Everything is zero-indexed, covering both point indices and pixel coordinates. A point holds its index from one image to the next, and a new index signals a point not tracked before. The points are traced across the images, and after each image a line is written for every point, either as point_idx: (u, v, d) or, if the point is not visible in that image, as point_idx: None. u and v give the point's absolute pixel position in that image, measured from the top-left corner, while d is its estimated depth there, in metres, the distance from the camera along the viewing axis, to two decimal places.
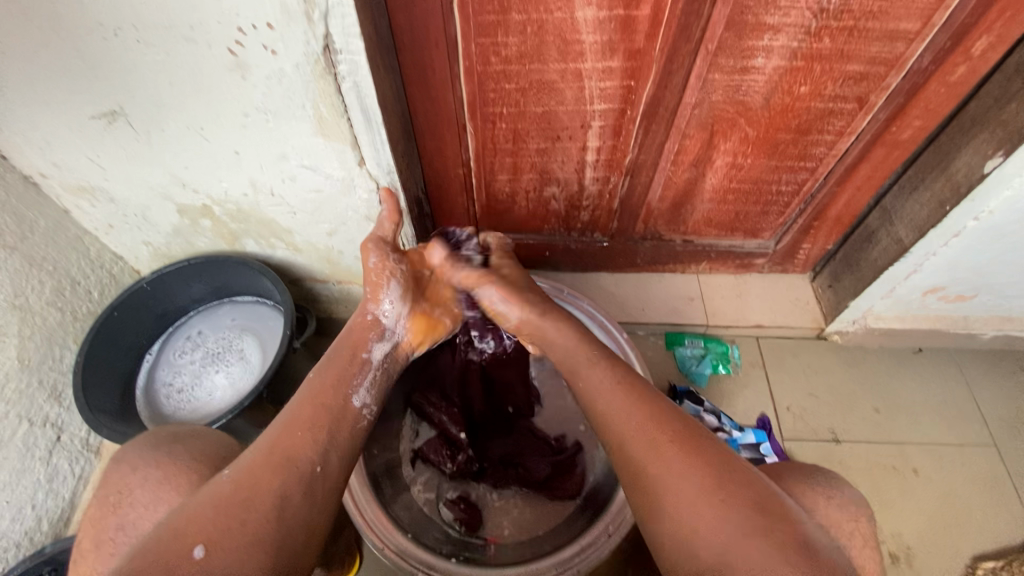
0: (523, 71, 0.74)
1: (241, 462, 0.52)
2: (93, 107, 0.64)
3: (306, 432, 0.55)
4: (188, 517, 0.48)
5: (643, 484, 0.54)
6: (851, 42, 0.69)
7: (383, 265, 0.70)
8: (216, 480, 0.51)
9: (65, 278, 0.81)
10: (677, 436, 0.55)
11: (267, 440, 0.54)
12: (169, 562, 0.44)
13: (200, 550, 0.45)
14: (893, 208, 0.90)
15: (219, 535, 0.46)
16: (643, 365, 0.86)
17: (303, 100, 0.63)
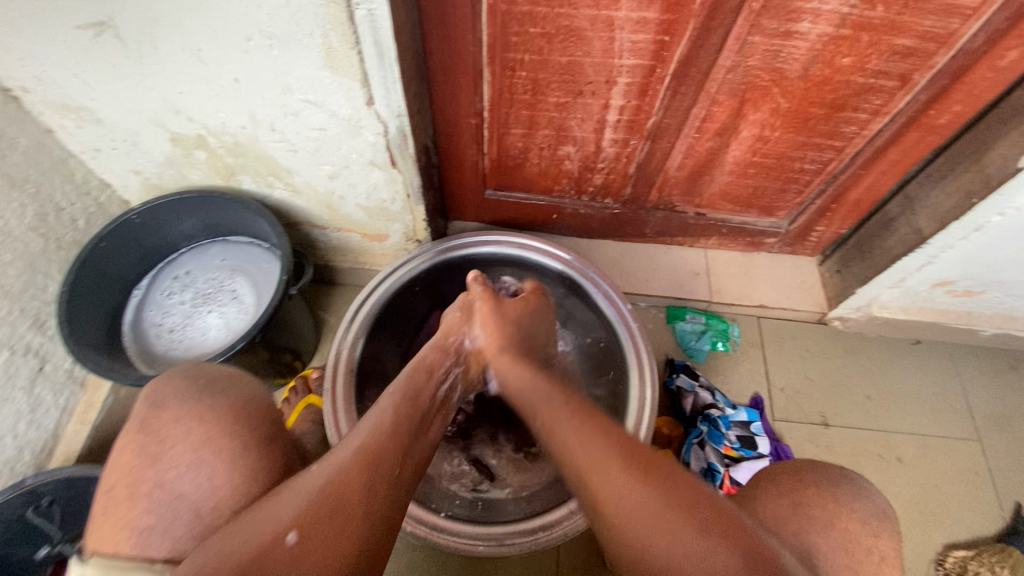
0: (551, 15, 0.68)
1: (328, 461, 0.50)
2: (79, 16, 0.58)
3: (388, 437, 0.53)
4: (281, 506, 0.47)
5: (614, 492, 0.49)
6: (904, 13, 0.64)
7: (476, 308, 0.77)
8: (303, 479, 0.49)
9: (48, 203, 0.77)
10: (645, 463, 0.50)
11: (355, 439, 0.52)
12: (264, 549, 0.44)
13: (291, 537, 0.44)
14: (916, 197, 0.87)
15: (311, 526, 0.45)
16: (646, 339, 0.85)
17: (312, 27, 0.58)
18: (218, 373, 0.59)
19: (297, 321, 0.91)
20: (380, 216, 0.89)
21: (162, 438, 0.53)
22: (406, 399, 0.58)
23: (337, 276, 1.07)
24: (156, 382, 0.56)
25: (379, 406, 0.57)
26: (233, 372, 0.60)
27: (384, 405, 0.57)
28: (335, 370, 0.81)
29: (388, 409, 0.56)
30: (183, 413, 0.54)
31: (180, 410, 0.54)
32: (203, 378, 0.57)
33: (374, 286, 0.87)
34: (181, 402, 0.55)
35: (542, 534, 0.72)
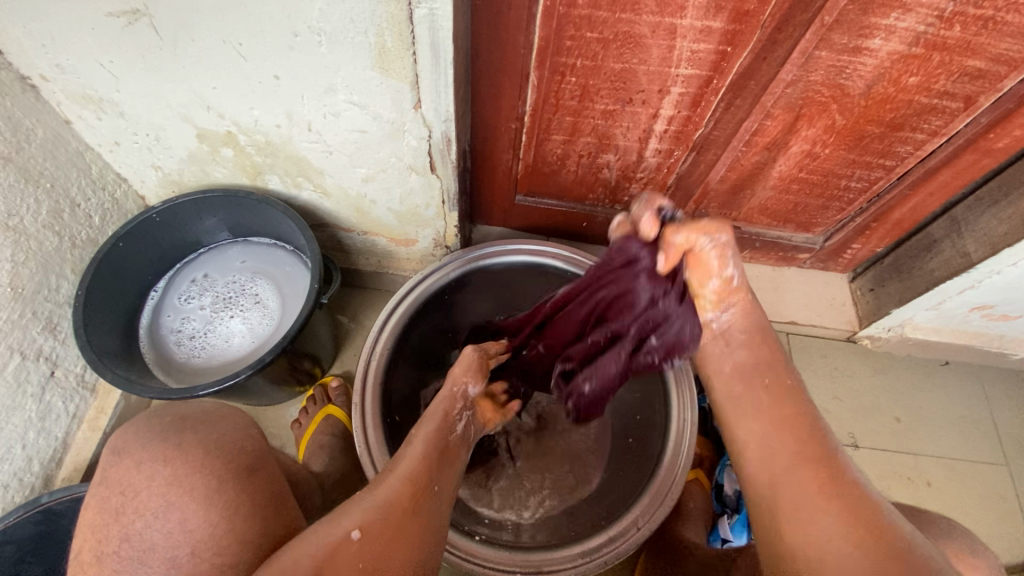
0: (611, 20, 0.65)
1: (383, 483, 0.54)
2: (112, 3, 0.53)
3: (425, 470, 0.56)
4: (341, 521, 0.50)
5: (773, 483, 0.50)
6: (982, 34, 0.61)
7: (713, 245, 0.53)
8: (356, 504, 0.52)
9: (63, 199, 0.72)
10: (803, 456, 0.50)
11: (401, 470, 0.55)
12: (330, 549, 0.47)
13: (355, 533, 0.48)
14: (963, 220, 0.85)
15: (374, 533, 0.49)
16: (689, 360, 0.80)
17: (366, 25, 0.54)
18: (186, 410, 0.57)
19: (320, 329, 0.87)
20: (411, 221, 0.85)
21: (128, 487, 0.50)
22: (439, 433, 0.61)
23: (358, 279, 1.04)
24: (120, 429, 0.55)
25: (412, 441, 0.60)
26: (204, 406, 0.58)
27: (418, 440, 0.60)
28: (365, 384, 0.77)
29: (426, 445, 0.59)
30: (148, 457, 0.51)
31: (143, 454, 0.52)
32: (172, 417, 0.55)
33: (405, 294, 0.84)
34: (143, 445, 0.52)
35: (582, 562, 0.70)
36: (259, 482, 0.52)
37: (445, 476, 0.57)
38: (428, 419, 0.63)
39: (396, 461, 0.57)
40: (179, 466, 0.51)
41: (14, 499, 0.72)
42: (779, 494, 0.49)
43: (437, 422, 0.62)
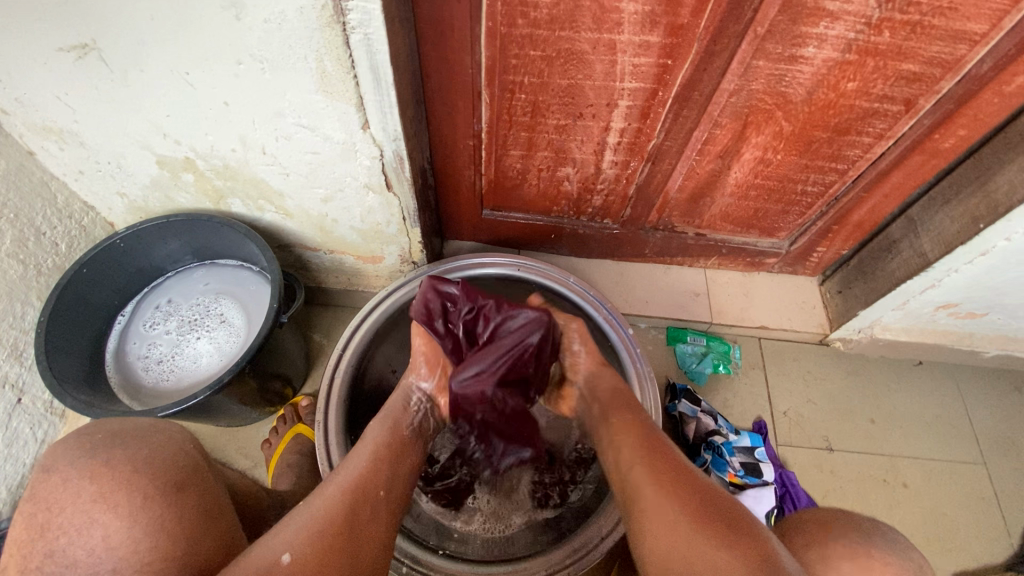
0: (552, 39, 0.67)
1: (326, 497, 0.55)
2: (62, 37, 0.55)
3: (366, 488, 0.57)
4: (283, 541, 0.49)
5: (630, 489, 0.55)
6: (912, 39, 0.63)
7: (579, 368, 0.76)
8: (293, 520, 0.52)
9: (27, 228, 0.74)
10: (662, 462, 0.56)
11: (339, 485, 0.56)
12: (262, 568, 0.46)
13: (287, 556, 0.47)
14: (919, 220, 0.86)
15: (306, 553, 0.48)
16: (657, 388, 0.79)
17: (305, 51, 0.56)
18: (120, 427, 0.55)
19: (288, 347, 0.88)
20: (375, 238, 0.87)
21: (54, 504, 0.49)
22: (387, 452, 0.63)
23: (329, 297, 1.05)
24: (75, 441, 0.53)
25: (357, 456, 0.61)
26: (141, 423, 0.56)
27: (362, 456, 0.61)
28: (330, 392, 0.79)
29: (367, 460, 0.60)
30: (75, 475, 0.50)
31: (72, 471, 0.50)
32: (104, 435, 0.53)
33: (369, 311, 0.84)
34: (71, 461, 0.51)
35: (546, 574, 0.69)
36: (189, 500, 0.51)
37: (389, 481, 0.60)
38: (379, 426, 0.67)
39: (336, 478, 0.58)
40: (107, 482, 0.49)
41: None
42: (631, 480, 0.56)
43: (387, 434, 0.65)
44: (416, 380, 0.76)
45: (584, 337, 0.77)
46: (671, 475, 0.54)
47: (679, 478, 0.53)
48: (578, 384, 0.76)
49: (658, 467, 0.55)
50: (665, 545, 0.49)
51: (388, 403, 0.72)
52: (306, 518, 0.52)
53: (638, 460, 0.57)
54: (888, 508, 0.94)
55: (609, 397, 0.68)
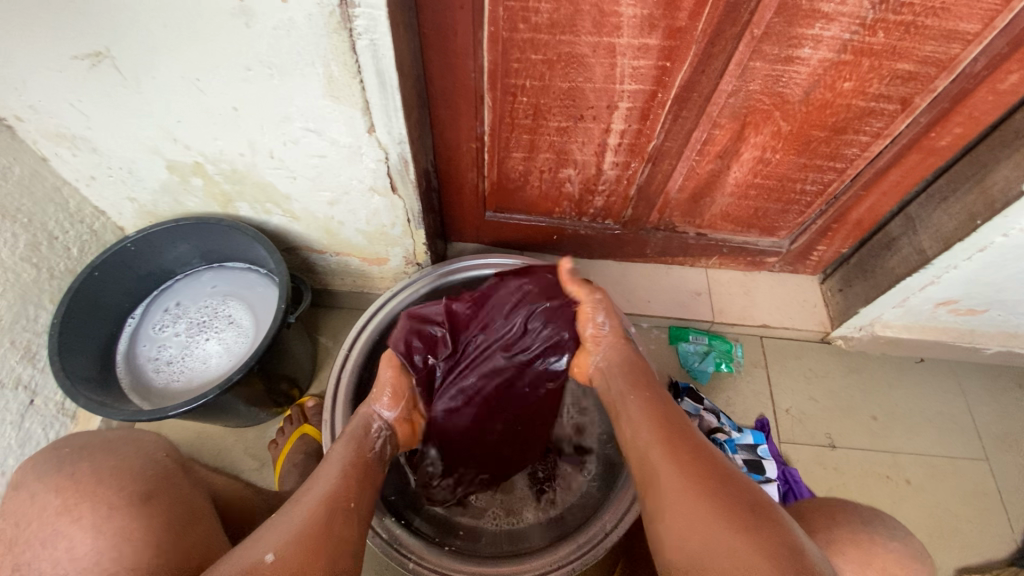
0: (553, 42, 0.68)
1: (305, 502, 0.55)
2: (78, 46, 0.57)
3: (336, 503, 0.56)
4: (264, 545, 0.49)
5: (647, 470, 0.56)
6: (906, 39, 0.64)
7: (598, 337, 0.76)
8: (262, 539, 0.51)
9: (40, 232, 0.76)
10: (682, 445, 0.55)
11: (309, 501, 0.55)
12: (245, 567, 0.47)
13: (270, 555, 0.48)
14: (918, 217, 0.87)
15: (289, 555, 0.49)
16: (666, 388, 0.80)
17: (313, 57, 0.57)
18: (89, 439, 0.60)
19: (295, 348, 0.89)
20: (380, 240, 0.88)
21: (20, 519, 0.53)
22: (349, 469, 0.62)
23: (335, 299, 1.06)
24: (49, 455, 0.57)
25: (321, 476, 0.60)
26: (111, 434, 0.61)
27: (326, 475, 0.60)
28: (337, 388, 0.80)
29: (334, 478, 0.59)
30: (39, 489, 0.54)
31: (38, 485, 0.55)
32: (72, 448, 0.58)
33: (378, 308, 0.85)
34: (37, 477, 0.55)
35: (552, 569, 0.69)
36: (157, 508, 0.54)
37: (365, 486, 0.61)
38: (346, 441, 0.67)
39: (302, 495, 0.57)
40: (83, 495, 0.54)
41: None
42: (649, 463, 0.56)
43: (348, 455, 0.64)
44: (376, 407, 0.72)
45: (609, 311, 0.77)
46: (693, 461, 0.53)
47: (702, 463, 0.53)
48: (596, 354, 0.76)
49: (680, 451, 0.55)
50: (686, 528, 0.49)
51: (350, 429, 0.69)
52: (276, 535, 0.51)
53: (660, 443, 0.56)
54: (891, 504, 0.95)
55: (620, 369, 0.71)
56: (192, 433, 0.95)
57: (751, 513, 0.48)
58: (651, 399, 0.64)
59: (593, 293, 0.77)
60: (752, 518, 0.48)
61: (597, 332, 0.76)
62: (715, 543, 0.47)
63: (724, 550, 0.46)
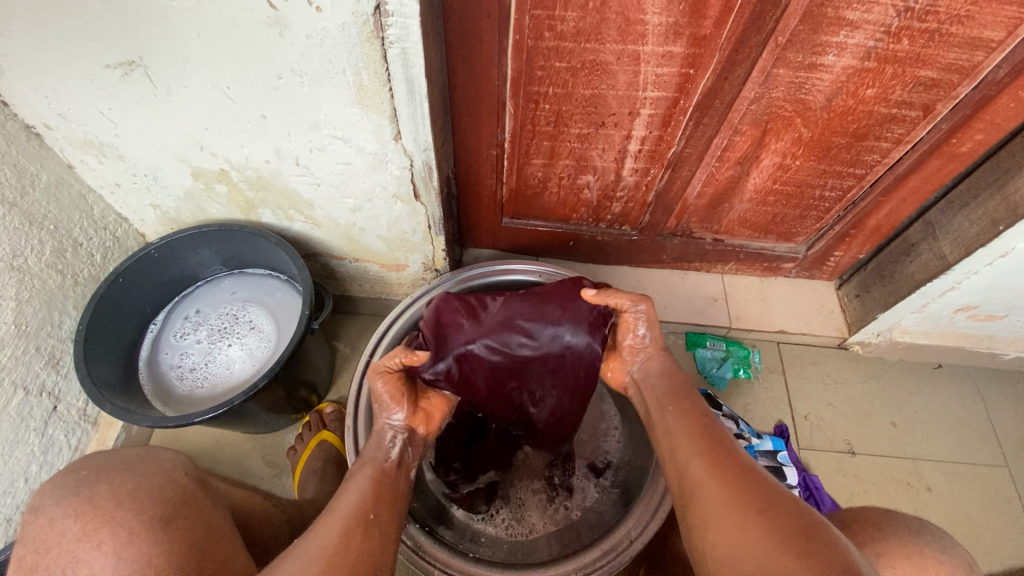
0: (577, 50, 0.69)
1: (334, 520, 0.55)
2: (111, 55, 0.58)
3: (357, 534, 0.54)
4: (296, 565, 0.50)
5: (686, 479, 0.57)
6: (930, 46, 0.65)
7: (637, 347, 0.74)
8: (282, 569, 0.50)
9: (66, 239, 0.76)
10: (723, 458, 0.56)
11: (337, 517, 0.56)
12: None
13: None
14: (938, 223, 0.87)
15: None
16: None
17: (344, 65, 0.57)
18: (110, 460, 0.61)
19: (314, 353, 0.89)
20: (400, 246, 0.88)
21: (40, 545, 0.53)
22: (373, 494, 0.60)
23: (352, 305, 1.06)
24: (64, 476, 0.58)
25: (344, 499, 0.58)
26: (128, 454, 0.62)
27: (348, 499, 0.58)
28: (359, 398, 0.78)
29: (360, 495, 0.59)
30: (59, 514, 0.55)
31: (57, 509, 0.55)
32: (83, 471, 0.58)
33: (397, 317, 0.84)
34: (56, 500, 0.56)
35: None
36: (176, 531, 0.56)
37: (390, 503, 0.60)
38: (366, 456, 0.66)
39: (323, 521, 0.55)
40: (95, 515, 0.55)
41: (12, 533, 0.73)
42: (687, 473, 0.58)
43: (370, 478, 0.62)
44: (387, 415, 0.70)
45: (651, 323, 0.73)
46: (732, 471, 0.54)
47: (747, 480, 0.53)
48: (633, 368, 0.75)
49: (723, 466, 0.55)
50: (729, 544, 0.50)
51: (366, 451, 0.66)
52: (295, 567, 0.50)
53: (701, 458, 0.57)
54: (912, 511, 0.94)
55: (659, 383, 0.71)
56: (211, 440, 0.95)
57: (801, 528, 0.48)
58: (690, 411, 0.64)
59: (637, 304, 0.72)
60: (798, 530, 0.48)
61: (636, 342, 0.74)
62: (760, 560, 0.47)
63: (771, 567, 0.46)
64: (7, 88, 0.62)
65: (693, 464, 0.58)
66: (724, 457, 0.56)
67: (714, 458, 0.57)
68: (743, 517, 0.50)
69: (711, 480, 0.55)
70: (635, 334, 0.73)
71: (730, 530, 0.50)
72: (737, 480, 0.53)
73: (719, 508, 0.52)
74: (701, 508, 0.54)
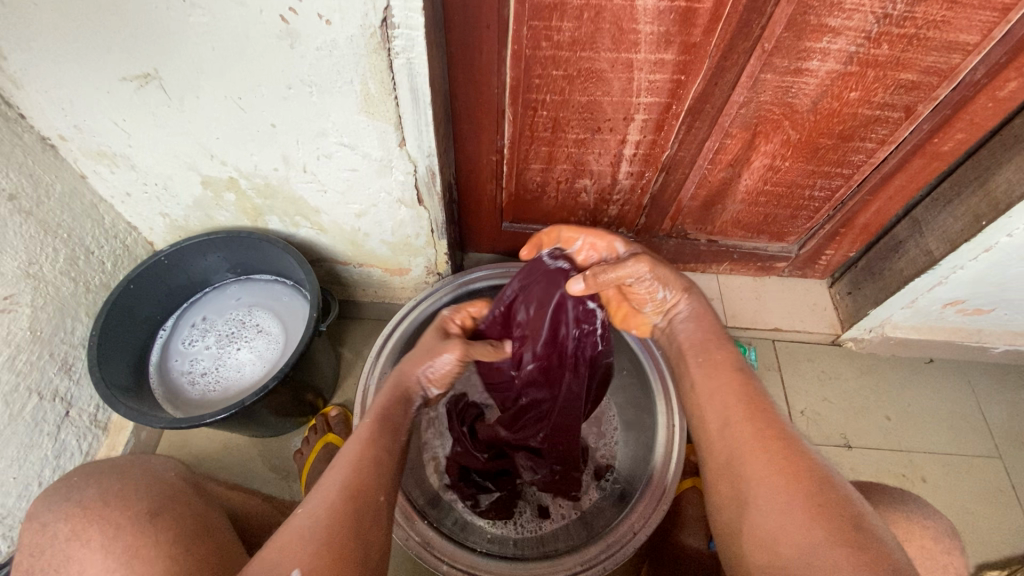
0: (573, 59, 0.72)
1: (321, 498, 0.52)
2: (127, 68, 0.60)
3: (347, 501, 0.52)
4: (285, 547, 0.48)
5: (726, 448, 0.59)
6: (909, 50, 0.68)
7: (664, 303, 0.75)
8: (273, 549, 0.48)
9: (78, 247, 0.78)
10: (769, 435, 0.57)
11: (327, 493, 0.52)
12: None
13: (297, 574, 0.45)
14: (924, 220, 0.90)
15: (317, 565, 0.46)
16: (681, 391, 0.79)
17: (352, 75, 0.60)
18: (95, 466, 0.63)
19: (321, 356, 0.91)
20: (404, 250, 0.90)
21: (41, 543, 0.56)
22: (356, 460, 0.56)
23: (356, 309, 1.08)
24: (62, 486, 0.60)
25: (332, 476, 0.54)
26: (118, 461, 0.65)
27: (338, 473, 0.54)
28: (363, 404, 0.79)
29: (352, 469, 0.55)
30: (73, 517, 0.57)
31: (50, 515, 0.58)
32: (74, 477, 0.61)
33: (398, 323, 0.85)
34: (48, 507, 0.58)
35: (582, 569, 0.70)
36: (169, 520, 0.58)
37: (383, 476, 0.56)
38: (368, 424, 0.61)
39: (315, 497, 0.52)
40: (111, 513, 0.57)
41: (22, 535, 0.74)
42: (727, 444, 0.59)
43: (358, 452, 0.57)
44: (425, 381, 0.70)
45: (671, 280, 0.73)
46: (778, 450, 0.55)
47: (793, 460, 0.54)
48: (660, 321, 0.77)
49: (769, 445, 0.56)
50: (779, 528, 0.50)
51: (386, 395, 0.67)
52: (288, 547, 0.48)
53: (748, 429, 0.58)
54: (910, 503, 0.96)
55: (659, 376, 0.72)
56: (218, 445, 0.96)
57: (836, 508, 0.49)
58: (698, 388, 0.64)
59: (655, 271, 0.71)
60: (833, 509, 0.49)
61: (661, 299, 0.74)
62: (801, 536, 0.48)
63: (801, 539, 0.48)
64: (26, 101, 0.64)
65: (736, 437, 0.58)
66: (766, 432, 0.57)
67: (759, 433, 0.57)
68: (779, 492, 0.52)
69: (754, 455, 0.56)
70: (660, 292, 0.73)
71: (763, 504, 0.52)
72: (779, 457, 0.54)
73: (756, 483, 0.54)
74: (738, 480, 0.56)
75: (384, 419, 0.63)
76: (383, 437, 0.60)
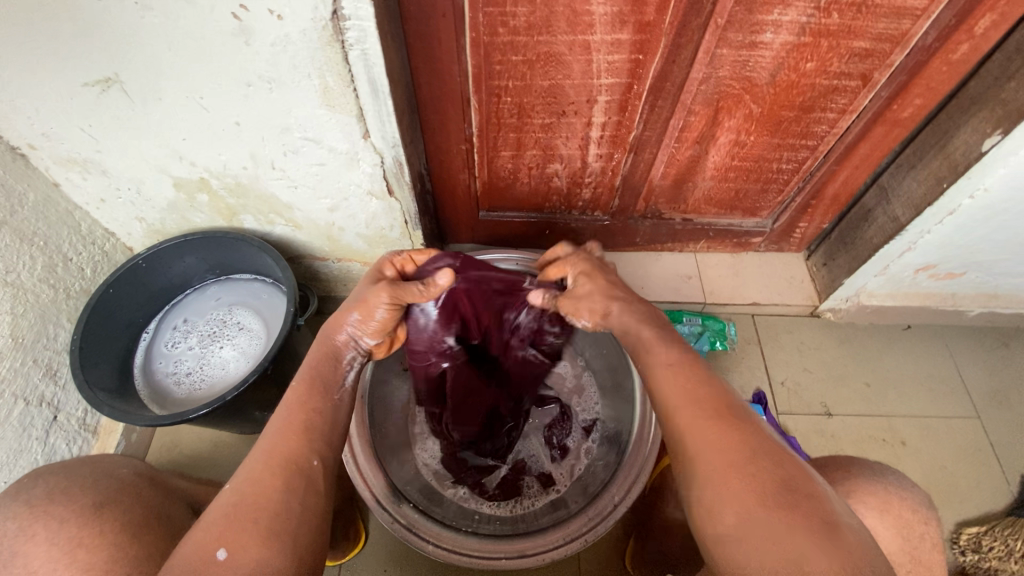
0: (531, 43, 0.73)
1: (246, 473, 0.50)
2: (88, 73, 0.61)
3: (275, 476, 0.49)
4: (208, 527, 0.46)
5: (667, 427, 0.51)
6: (859, 18, 0.69)
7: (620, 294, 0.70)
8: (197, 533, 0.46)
9: (56, 254, 0.79)
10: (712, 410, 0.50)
11: (254, 467, 0.50)
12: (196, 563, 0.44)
13: (222, 552, 0.44)
14: (890, 187, 0.91)
15: (243, 541, 0.45)
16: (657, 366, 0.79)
17: (309, 69, 0.61)
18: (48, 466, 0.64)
19: (303, 351, 0.92)
20: (380, 243, 0.92)
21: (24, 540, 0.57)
22: (285, 433, 0.53)
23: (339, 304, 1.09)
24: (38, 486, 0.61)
25: (259, 450, 0.51)
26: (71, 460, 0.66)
27: (260, 449, 0.51)
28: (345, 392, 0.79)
29: (279, 439, 0.52)
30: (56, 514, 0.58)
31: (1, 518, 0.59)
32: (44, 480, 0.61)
33: None
34: None
35: (565, 542, 0.71)
36: None
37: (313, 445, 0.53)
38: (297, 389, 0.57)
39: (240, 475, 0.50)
40: None
41: None
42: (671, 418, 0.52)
43: (286, 420, 0.54)
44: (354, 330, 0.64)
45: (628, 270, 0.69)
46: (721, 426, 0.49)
47: (738, 436, 0.48)
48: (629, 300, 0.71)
49: (718, 421, 0.49)
50: (738, 519, 0.44)
51: (310, 353, 0.61)
52: (213, 526, 0.46)
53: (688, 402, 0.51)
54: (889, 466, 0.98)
55: None
56: (208, 444, 0.98)
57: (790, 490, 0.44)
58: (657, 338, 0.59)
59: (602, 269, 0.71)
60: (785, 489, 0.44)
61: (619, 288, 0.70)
62: (759, 526, 0.43)
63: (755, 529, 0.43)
64: None
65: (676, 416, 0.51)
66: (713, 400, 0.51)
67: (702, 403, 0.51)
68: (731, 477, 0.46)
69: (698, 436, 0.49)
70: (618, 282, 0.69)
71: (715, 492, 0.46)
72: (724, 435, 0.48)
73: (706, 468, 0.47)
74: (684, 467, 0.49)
75: (313, 380, 0.58)
76: (313, 403, 0.56)
